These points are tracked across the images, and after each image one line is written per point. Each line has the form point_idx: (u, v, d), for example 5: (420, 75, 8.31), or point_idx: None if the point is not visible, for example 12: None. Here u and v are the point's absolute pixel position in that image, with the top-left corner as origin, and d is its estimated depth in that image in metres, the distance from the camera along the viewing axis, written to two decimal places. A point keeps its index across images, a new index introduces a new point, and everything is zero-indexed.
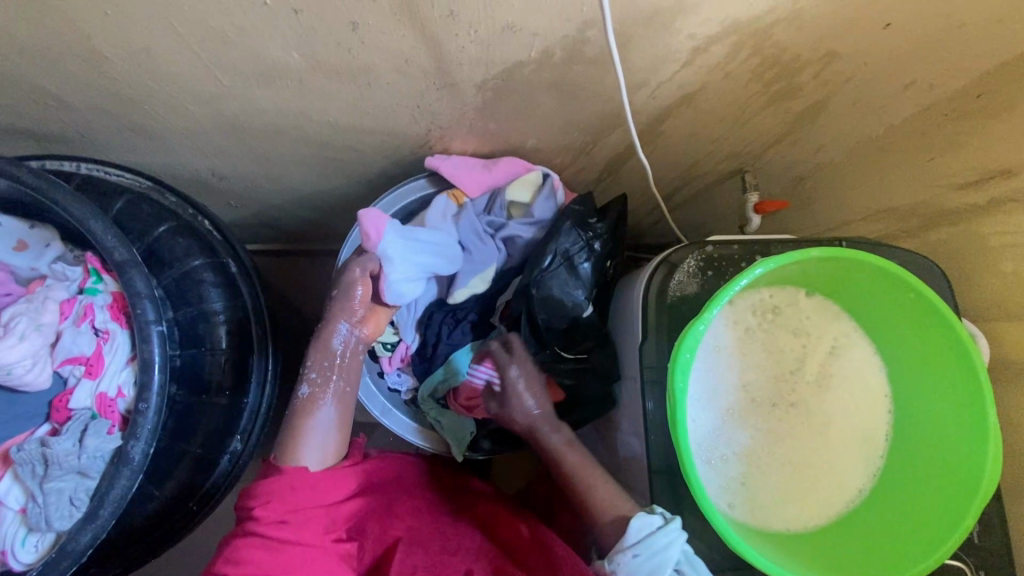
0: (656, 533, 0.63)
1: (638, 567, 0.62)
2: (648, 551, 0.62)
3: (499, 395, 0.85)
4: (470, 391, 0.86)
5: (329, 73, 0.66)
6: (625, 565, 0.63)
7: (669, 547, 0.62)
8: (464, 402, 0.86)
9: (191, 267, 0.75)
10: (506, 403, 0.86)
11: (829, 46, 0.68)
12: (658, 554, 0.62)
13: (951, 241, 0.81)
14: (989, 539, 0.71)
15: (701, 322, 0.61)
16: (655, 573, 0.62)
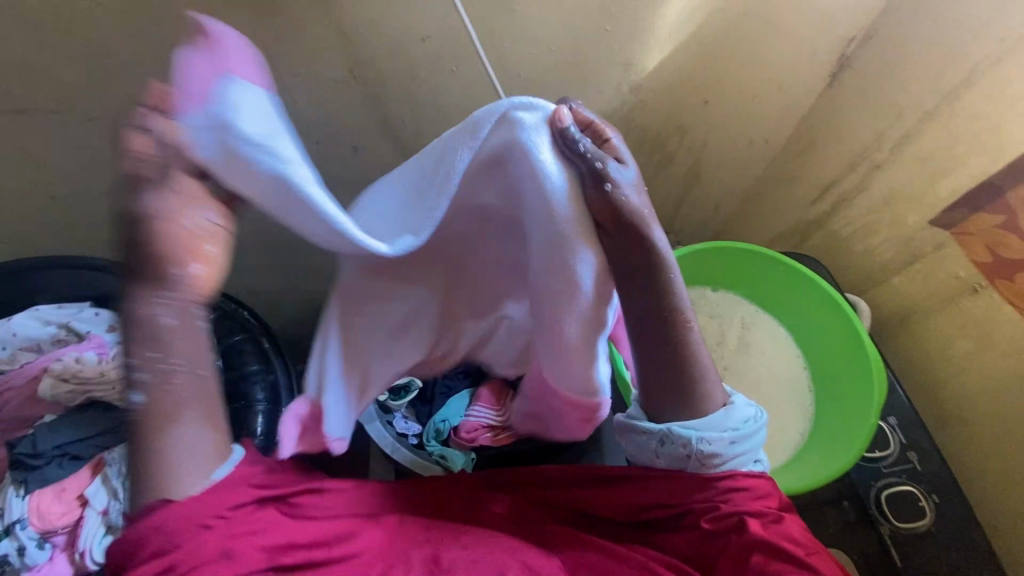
0: (746, 415, 0.63)
1: (730, 453, 0.61)
2: (743, 433, 0.61)
3: (496, 428, 0.99)
4: (473, 425, 0.98)
5: (338, 187, 0.95)
6: (722, 447, 0.60)
7: (758, 434, 0.63)
8: (462, 436, 0.97)
9: (234, 342, 0.95)
10: (502, 434, 0.98)
11: (676, 122, 0.98)
12: (752, 440, 0.63)
13: (827, 244, 1.03)
14: (934, 467, 0.81)
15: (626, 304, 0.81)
16: (739, 453, 0.62)
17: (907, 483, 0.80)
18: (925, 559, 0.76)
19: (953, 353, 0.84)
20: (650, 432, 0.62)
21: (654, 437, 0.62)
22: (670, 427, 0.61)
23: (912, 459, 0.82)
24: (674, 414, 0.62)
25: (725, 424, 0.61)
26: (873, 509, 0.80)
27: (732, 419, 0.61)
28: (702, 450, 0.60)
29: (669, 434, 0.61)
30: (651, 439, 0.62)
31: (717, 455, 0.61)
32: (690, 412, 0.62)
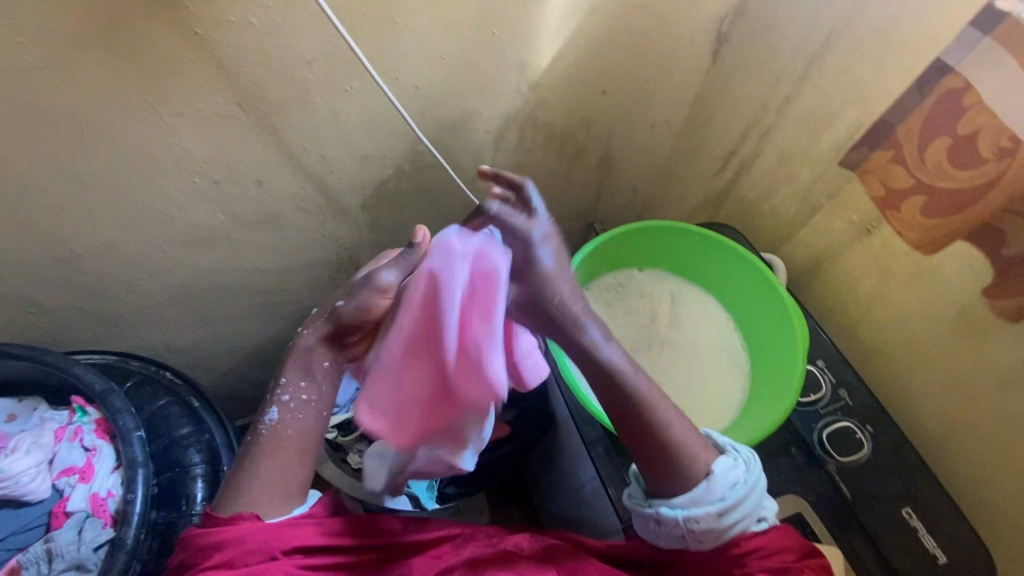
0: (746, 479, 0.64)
1: (718, 525, 0.62)
2: (723, 491, 0.62)
3: None
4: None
5: (249, 224, 0.91)
6: (710, 522, 0.61)
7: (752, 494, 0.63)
8: None
9: (158, 407, 0.87)
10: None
11: (580, 114, 1.01)
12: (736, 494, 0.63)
13: (738, 210, 1.10)
14: (863, 399, 0.87)
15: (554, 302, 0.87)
16: (742, 519, 0.63)
17: (840, 418, 0.85)
18: (870, 486, 0.81)
19: (862, 291, 0.90)
20: (646, 513, 0.65)
21: (649, 518, 0.65)
22: (661, 508, 0.63)
23: (844, 396, 0.87)
24: (671, 490, 0.64)
25: (711, 499, 0.62)
26: (817, 449, 0.84)
27: (720, 490, 0.63)
28: (697, 523, 0.62)
29: (659, 513, 0.63)
30: (648, 521, 0.65)
31: (711, 526, 0.62)
32: (672, 473, 0.64)
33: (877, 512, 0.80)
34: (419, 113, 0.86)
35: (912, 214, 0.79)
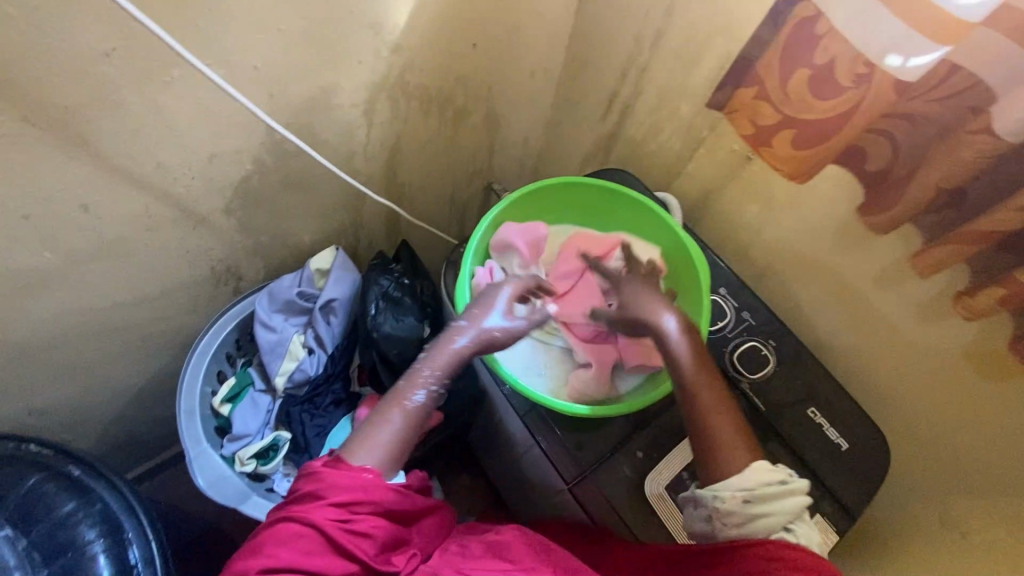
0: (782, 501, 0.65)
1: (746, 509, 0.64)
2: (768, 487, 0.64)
3: None
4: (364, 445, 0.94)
5: (88, 257, 0.77)
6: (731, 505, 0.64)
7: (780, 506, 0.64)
8: None
9: (29, 486, 0.76)
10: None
11: (455, 72, 0.94)
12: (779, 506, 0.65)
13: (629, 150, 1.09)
14: (765, 317, 0.92)
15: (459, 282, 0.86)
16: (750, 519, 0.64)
17: (744, 337, 0.91)
18: (777, 394, 0.88)
19: (749, 216, 0.93)
20: (691, 496, 0.70)
21: (693, 501, 0.69)
22: (700, 492, 0.68)
23: (746, 318, 0.92)
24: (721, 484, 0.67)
25: (740, 484, 0.65)
26: (730, 371, 0.90)
27: (762, 477, 0.65)
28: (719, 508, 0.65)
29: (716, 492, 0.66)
30: (693, 509, 0.69)
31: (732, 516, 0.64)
32: (724, 466, 0.67)
33: (788, 417, 0.87)
34: (267, 96, 0.75)
35: (784, 148, 0.78)
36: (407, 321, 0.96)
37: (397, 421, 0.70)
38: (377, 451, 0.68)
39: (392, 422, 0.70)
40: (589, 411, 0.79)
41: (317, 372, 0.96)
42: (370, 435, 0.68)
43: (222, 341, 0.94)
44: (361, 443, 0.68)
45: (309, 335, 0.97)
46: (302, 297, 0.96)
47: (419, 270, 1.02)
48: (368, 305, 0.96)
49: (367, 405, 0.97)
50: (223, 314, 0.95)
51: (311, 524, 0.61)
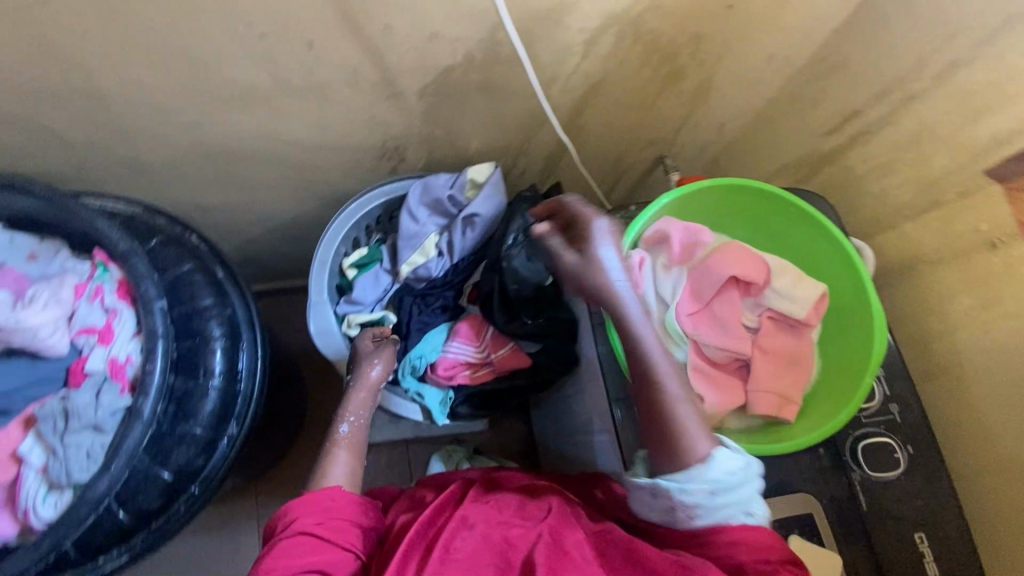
0: (734, 475, 0.61)
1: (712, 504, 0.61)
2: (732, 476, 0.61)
3: (474, 364, 0.98)
4: (445, 360, 0.97)
5: (293, 91, 0.80)
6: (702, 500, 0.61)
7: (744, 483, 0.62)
8: (439, 374, 0.97)
9: (182, 271, 0.83)
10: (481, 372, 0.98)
11: (693, 29, 0.85)
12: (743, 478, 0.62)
13: (836, 179, 0.96)
14: (913, 420, 0.81)
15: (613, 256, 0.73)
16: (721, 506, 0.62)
17: (880, 430, 0.81)
18: (888, 502, 0.78)
19: (955, 307, 0.80)
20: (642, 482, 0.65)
21: (646, 488, 0.64)
22: (658, 480, 0.63)
23: (892, 411, 0.82)
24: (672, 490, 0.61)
25: (707, 476, 0.61)
26: (847, 456, 0.81)
27: (729, 467, 0.62)
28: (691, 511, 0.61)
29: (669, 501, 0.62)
30: (644, 491, 0.65)
31: (698, 514, 0.62)
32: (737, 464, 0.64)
33: (890, 531, 0.77)
34: None
35: None
36: (537, 263, 0.94)
37: (347, 450, 0.76)
38: (345, 468, 0.73)
39: (341, 445, 0.76)
40: None
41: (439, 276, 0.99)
42: (333, 461, 0.73)
43: (367, 212, 0.98)
44: (324, 470, 0.72)
45: (443, 239, 0.99)
46: (451, 202, 0.98)
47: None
48: (508, 233, 0.94)
49: (466, 322, 1.00)
50: (376, 187, 0.98)
51: (292, 534, 0.64)
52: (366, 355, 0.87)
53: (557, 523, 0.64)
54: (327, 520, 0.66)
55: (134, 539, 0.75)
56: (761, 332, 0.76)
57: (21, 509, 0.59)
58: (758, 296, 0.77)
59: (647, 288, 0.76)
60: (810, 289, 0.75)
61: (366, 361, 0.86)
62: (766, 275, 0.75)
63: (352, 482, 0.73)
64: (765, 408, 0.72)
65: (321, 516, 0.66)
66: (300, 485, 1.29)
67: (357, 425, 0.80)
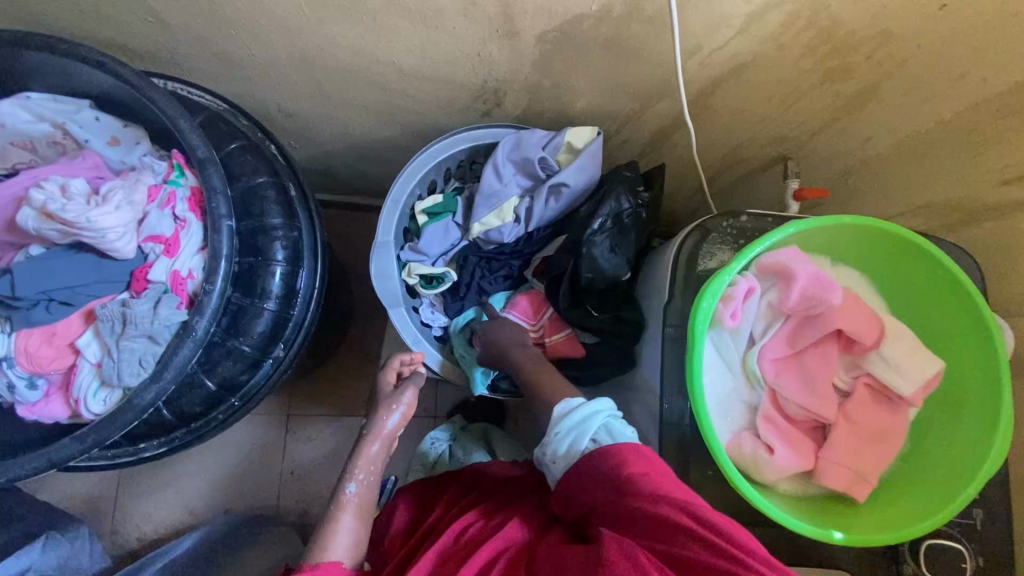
0: (596, 411, 0.66)
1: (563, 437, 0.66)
2: (568, 421, 0.66)
3: None
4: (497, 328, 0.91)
5: (403, 11, 0.72)
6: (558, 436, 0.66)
7: (593, 413, 0.66)
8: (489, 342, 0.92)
9: (256, 183, 0.80)
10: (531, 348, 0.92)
11: (883, 23, 0.70)
12: (580, 425, 0.66)
13: (991, 237, 0.81)
14: (996, 530, 0.72)
15: (721, 280, 0.63)
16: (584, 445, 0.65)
17: (955, 532, 0.72)
18: None
19: None
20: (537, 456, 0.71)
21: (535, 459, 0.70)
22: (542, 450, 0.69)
23: (974, 516, 0.72)
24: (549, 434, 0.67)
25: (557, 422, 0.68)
26: (905, 548, 0.74)
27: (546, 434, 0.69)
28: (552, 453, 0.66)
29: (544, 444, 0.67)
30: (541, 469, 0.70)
31: (555, 453, 0.66)
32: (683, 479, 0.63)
33: None
34: None
35: None
36: (618, 255, 0.86)
37: (351, 516, 0.68)
38: (347, 539, 0.65)
39: (345, 516, 0.67)
40: (806, 531, 0.60)
41: (512, 243, 0.94)
42: (337, 530, 0.66)
43: (451, 155, 0.91)
44: (323, 541, 0.65)
45: (524, 203, 0.92)
46: (541, 164, 0.88)
47: (654, 210, 0.89)
48: (596, 217, 0.85)
49: (528, 295, 0.94)
50: (465, 130, 0.90)
51: None
52: (383, 406, 0.77)
53: (503, 539, 0.61)
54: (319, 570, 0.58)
55: (172, 435, 0.77)
56: (851, 397, 0.67)
57: (73, 397, 0.60)
58: (860, 356, 0.67)
59: (743, 321, 0.67)
60: (923, 365, 0.65)
61: (380, 412, 0.77)
62: (876, 335, 0.66)
63: (353, 558, 0.65)
64: (835, 481, 0.65)
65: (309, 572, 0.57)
66: (328, 401, 1.32)
67: (362, 483, 0.71)
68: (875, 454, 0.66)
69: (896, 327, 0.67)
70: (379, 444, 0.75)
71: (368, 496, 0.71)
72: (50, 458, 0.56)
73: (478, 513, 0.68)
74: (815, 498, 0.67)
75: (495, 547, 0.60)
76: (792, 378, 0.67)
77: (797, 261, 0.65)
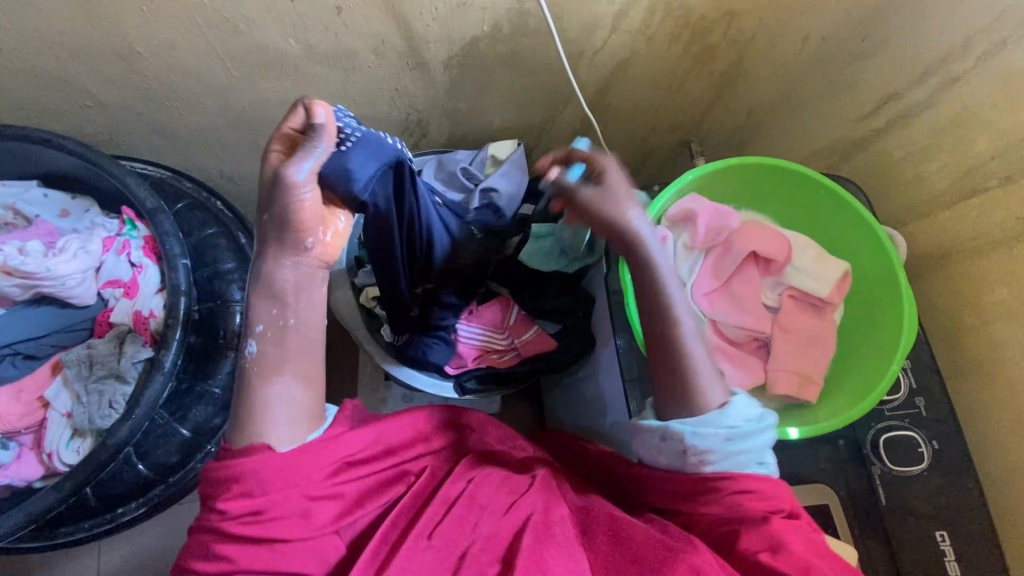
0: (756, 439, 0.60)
1: (725, 450, 0.58)
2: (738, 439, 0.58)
3: (499, 349, 0.97)
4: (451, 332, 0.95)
5: (319, 56, 0.81)
6: (717, 444, 0.57)
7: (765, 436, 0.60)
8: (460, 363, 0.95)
9: (206, 235, 0.86)
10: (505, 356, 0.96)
11: (725, 4, 0.83)
12: (750, 450, 0.59)
13: (868, 166, 0.93)
14: (938, 413, 0.78)
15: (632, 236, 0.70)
16: (736, 453, 0.59)
17: (904, 424, 0.78)
18: (906, 499, 0.76)
19: (991, 298, 0.76)
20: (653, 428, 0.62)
21: (655, 433, 0.61)
22: (668, 423, 0.60)
23: (918, 404, 0.79)
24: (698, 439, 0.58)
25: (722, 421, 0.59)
26: (867, 449, 0.79)
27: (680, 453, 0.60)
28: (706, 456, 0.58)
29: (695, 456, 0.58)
30: (653, 436, 0.62)
31: (709, 459, 0.58)
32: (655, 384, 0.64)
33: (909, 528, 0.75)
34: None
35: None
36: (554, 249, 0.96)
37: (282, 380, 0.55)
38: (287, 416, 0.54)
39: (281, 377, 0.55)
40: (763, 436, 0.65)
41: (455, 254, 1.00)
42: (262, 406, 0.53)
43: None
44: (254, 413, 0.53)
45: None
46: (467, 175, 0.99)
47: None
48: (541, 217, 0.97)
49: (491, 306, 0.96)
50: None
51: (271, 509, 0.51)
52: (307, 224, 0.56)
53: (542, 502, 0.61)
54: (280, 475, 0.52)
55: (148, 494, 0.77)
56: (781, 311, 0.74)
57: (45, 452, 0.62)
58: (779, 275, 0.75)
59: (668, 267, 0.76)
60: (831, 268, 0.74)
61: (295, 231, 0.56)
62: (787, 252, 0.74)
63: (299, 429, 0.54)
64: (784, 387, 0.70)
65: (270, 477, 0.51)
66: None
67: (282, 329, 0.56)
68: (813, 356, 0.73)
69: (802, 244, 0.76)
70: (294, 274, 0.57)
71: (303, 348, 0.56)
72: (29, 511, 0.57)
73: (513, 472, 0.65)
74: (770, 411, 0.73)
75: (532, 511, 0.60)
76: (724, 307, 0.75)
77: (690, 198, 0.75)
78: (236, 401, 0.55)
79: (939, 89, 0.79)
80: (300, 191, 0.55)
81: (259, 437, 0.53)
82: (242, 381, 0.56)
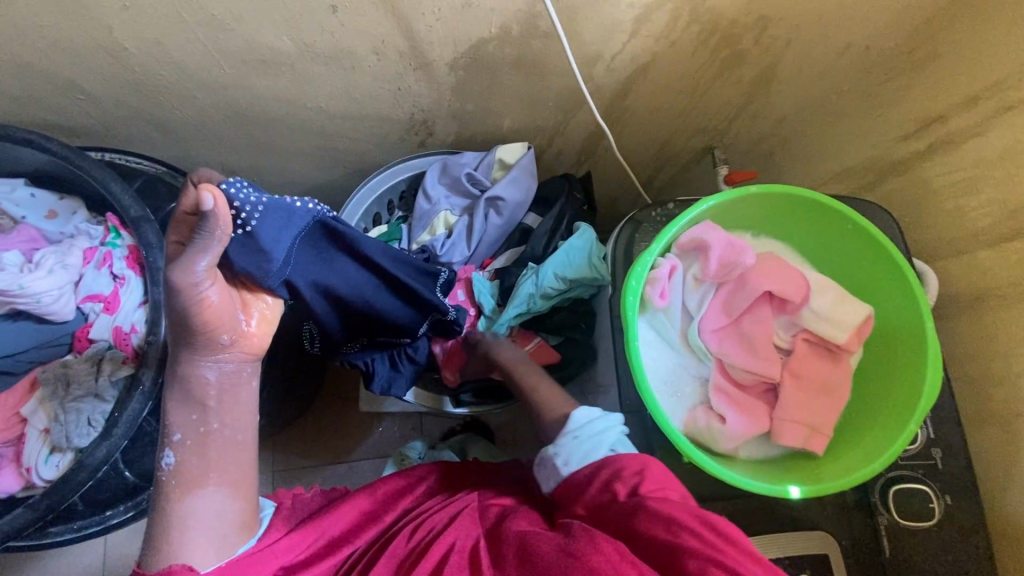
0: (609, 423, 0.66)
1: (574, 443, 0.64)
2: (584, 430, 0.65)
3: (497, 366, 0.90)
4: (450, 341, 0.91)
5: (316, 55, 0.76)
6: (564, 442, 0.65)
7: (608, 422, 0.66)
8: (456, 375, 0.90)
9: None
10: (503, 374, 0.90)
11: (758, 10, 0.76)
12: (593, 438, 0.64)
13: (904, 192, 0.85)
14: (955, 468, 0.73)
15: (638, 266, 0.66)
16: (590, 447, 0.64)
17: (917, 476, 0.73)
18: (911, 554, 0.72)
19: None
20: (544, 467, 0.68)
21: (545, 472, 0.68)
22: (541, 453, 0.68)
23: (934, 456, 0.74)
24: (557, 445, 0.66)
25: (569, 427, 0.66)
26: (875, 498, 0.74)
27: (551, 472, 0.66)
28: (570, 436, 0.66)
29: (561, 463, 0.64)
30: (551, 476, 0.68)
31: (567, 462, 0.64)
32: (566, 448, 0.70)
33: None
34: None
35: None
36: None
37: (206, 489, 0.54)
38: (206, 535, 0.53)
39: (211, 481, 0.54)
40: (762, 492, 0.61)
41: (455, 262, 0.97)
42: (184, 520, 0.53)
43: (393, 186, 0.98)
44: (173, 537, 0.52)
45: (461, 220, 0.96)
46: (472, 181, 0.95)
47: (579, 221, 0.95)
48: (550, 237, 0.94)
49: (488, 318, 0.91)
50: (403, 160, 0.96)
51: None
52: (223, 320, 0.54)
53: (459, 534, 0.60)
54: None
55: (136, 500, 0.76)
56: (793, 355, 0.70)
57: (25, 467, 0.63)
58: (794, 315, 0.70)
59: (673, 299, 0.71)
60: (851, 312, 0.68)
61: (210, 328, 0.54)
62: (805, 292, 0.69)
63: (225, 540, 0.54)
64: (789, 437, 0.66)
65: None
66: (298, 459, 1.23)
67: (203, 435, 0.55)
68: (823, 405, 0.69)
69: (821, 283, 0.71)
70: (217, 375, 0.56)
71: (230, 453, 0.56)
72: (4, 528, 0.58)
73: (436, 514, 0.63)
74: (773, 460, 0.69)
75: (452, 544, 0.58)
76: (732, 345, 0.70)
77: (704, 226, 0.70)
78: (153, 519, 0.53)
79: (991, 115, 0.72)
80: (200, 289, 0.51)
81: (176, 558, 0.51)
82: (159, 503, 0.54)
